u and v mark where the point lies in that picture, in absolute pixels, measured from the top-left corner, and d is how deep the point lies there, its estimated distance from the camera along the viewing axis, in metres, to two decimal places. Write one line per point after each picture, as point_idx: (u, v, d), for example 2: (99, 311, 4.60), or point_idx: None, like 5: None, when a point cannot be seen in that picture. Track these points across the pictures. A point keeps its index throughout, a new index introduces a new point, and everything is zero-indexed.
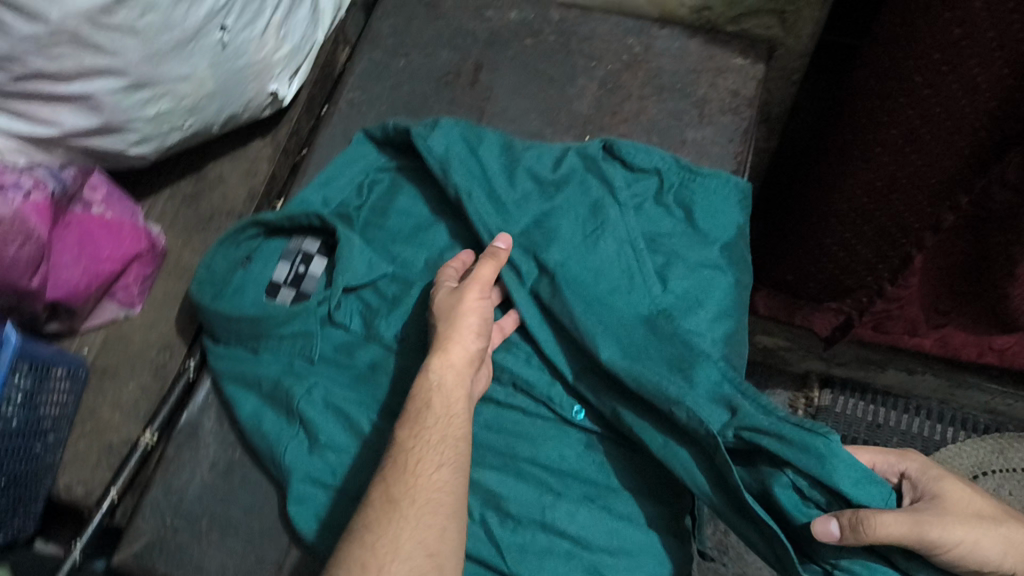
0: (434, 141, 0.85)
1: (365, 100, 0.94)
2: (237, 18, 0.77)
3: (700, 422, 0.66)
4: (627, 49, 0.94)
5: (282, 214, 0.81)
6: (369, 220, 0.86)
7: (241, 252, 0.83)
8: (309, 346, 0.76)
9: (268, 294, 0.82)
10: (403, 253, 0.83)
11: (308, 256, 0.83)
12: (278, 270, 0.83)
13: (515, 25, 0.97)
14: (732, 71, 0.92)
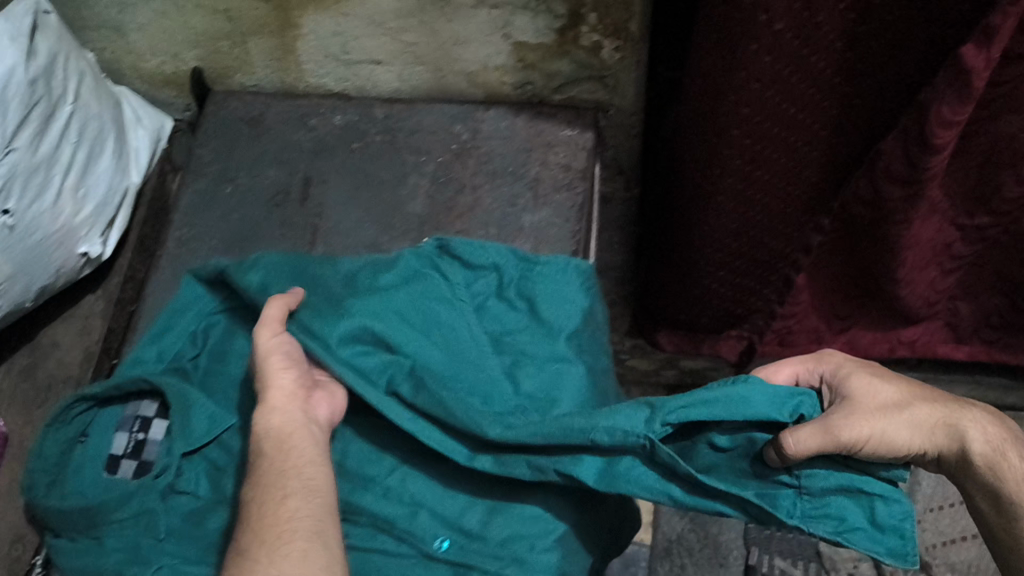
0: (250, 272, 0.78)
1: (194, 236, 0.90)
2: (21, 197, 0.74)
3: (624, 435, 0.63)
4: (455, 138, 0.92)
5: (108, 384, 0.79)
6: (207, 369, 0.83)
7: (75, 430, 0.80)
8: (153, 524, 0.74)
9: (108, 467, 0.79)
10: (245, 399, 0.81)
11: (146, 420, 0.81)
12: (116, 440, 0.80)
13: (340, 130, 0.94)
14: (562, 144, 0.90)
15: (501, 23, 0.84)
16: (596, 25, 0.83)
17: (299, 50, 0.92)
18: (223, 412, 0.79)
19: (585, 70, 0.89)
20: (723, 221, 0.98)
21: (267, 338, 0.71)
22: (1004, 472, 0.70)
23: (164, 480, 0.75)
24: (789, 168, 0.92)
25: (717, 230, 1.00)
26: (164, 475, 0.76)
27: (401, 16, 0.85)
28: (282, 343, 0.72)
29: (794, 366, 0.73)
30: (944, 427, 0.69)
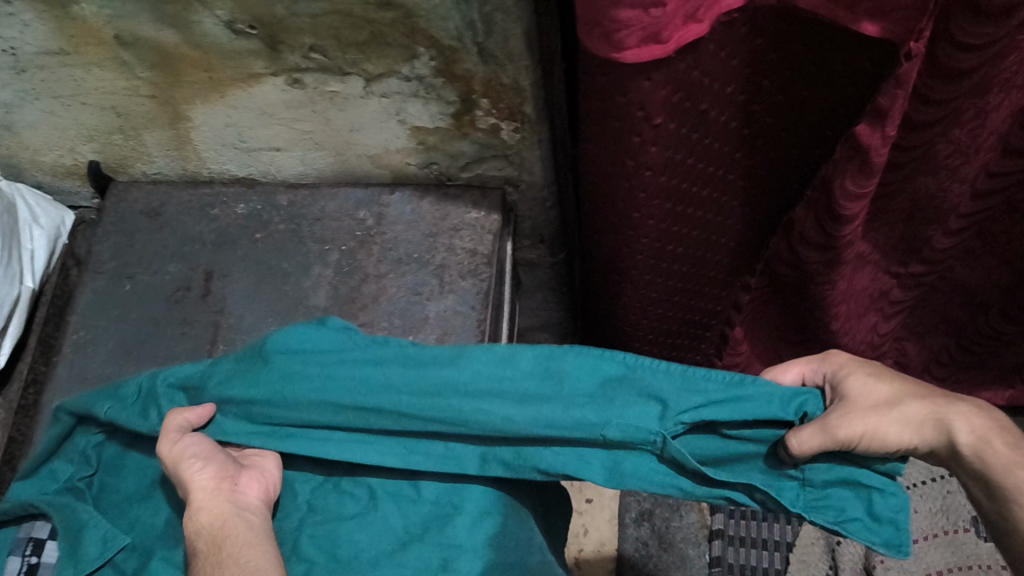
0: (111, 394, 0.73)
1: (90, 339, 0.87)
2: None
3: (639, 435, 0.61)
4: (359, 224, 0.90)
5: None
6: (102, 488, 0.78)
7: None
8: None
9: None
10: (141, 516, 0.75)
11: (38, 542, 0.74)
12: (7, 566, 0.73)
13: (243, 220, 0.92)
14: (467, 227, 0.88)
15: (394, 111, 0.82)
16: (490, 109, 0.80)
17: (194, 141, 0.90)
18: (116, 531, 0.73)
19: (487, 150, 0.87)
20: (646, 291, 0.95)
21: (175, 447, 0.68)
22: (994, 463, 0.61)
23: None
24: (704, 230, 0.88)
25: (639, 299, 0.97)
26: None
27: (291, 107, 0.82)
28: (196, 446, 0.68)
29: (799, 366, 0.67)
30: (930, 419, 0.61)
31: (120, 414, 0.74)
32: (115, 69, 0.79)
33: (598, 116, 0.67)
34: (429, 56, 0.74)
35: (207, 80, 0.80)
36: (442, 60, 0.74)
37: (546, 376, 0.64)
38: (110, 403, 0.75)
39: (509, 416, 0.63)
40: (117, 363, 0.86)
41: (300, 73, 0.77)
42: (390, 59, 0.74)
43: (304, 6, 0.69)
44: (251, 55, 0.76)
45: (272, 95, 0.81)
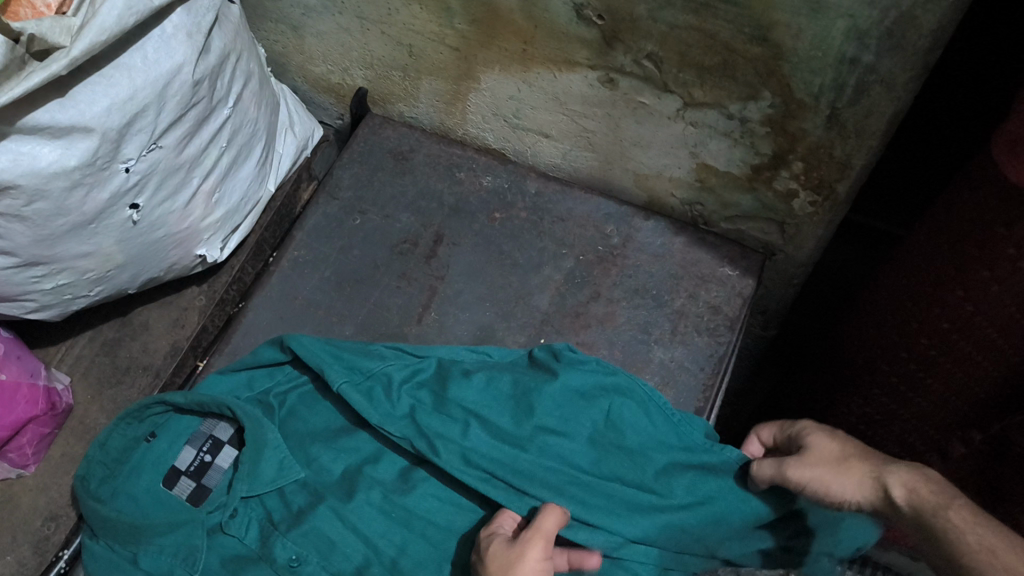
0: (307, 345, 0.75)
1: (310, 261, 0.86)
2: (153, 195, 0.69)
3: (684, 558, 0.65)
4: (604, 239, 0.84)
5: (191, 399, 0.74)
6: (292, 409, 0.76)
7: (145, 427, 0.76)
8: (192, 558, 0.68)
9: (166, 481, 0.74)
10: (320, 455, 0.72)
11: (218, 444, 0.75)
12: (182, 455, 0.75)
13: (487, 194, 0.88)
14: (716, 282, 0.81)
15: (692, 142, 0.75)
16: (798, 174, 0.73)
17: (468, 102, 0.86)
18: (294, 462, 0.71)
19: (766, 211, 0.79)
20: (853, 423, 0.88)
21: (542, 557, 0.56)
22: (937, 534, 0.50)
23: (216, 518, 0.71)
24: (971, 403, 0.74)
25: (841, 425, 0.90)
26: (217, 513, 0.71)
27: (588, 103, 0.77)
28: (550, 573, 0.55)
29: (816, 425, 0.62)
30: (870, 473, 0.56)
31: (354, 396, 0.71)
32: (436, 13, 0.76)
33: (962, 228, 0.62)
34: (769, 103, 0.67)
35: (520, 52, 0.76)
36: (782, 111, 0.67)
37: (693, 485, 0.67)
38: (346, 379, 0.72)
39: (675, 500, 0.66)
40: (329, 293, 0.84)
41: (619, 74, 0.72)
42: (725, 93, 0.68)
43: (668, 14, 0.64)
44: (579, 43, 0.71)
45: (576, 86, 0.76)
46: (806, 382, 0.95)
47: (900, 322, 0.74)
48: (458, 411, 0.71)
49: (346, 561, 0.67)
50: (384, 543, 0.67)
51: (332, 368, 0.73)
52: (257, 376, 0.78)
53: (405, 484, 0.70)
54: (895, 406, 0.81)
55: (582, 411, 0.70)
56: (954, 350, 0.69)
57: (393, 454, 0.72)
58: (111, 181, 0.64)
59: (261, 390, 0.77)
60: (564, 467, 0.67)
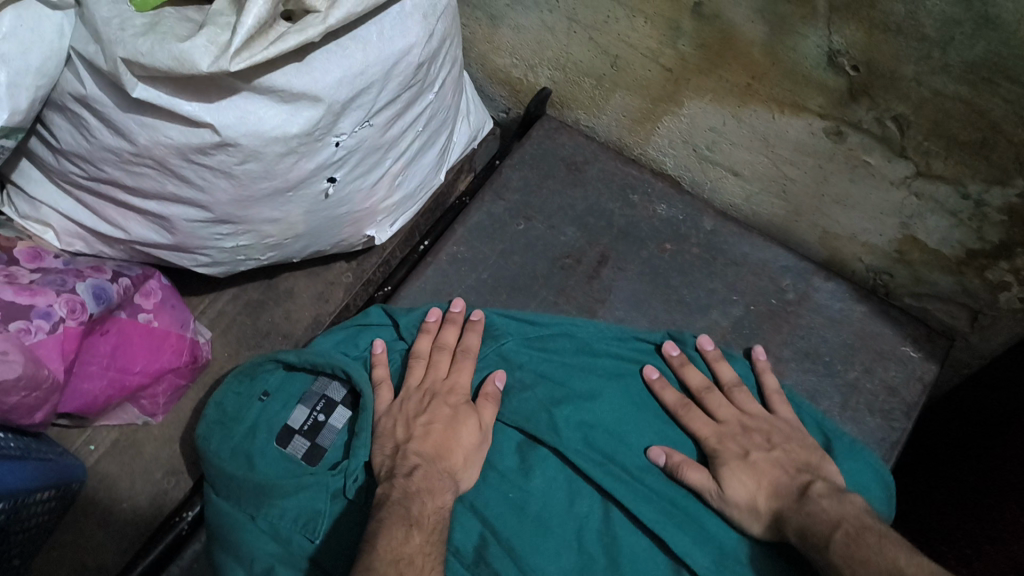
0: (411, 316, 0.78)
1: (468, 259, 0.82)
2: (350, 171, 0.66)
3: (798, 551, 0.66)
4: (778, 292, 0.80)
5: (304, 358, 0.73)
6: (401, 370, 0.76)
7: (259, 388, 0.76)
8: (315, 524, 0.67)
9: (280, 440, 0.73)
10: None
11: (331, 404, 0.74)
12: (295, 414, 0.73)
13: (659, 222, 0.84)
14: (896, 361, 0.76)
15: (908, 212, 0.71)
16: (1020, 269, 0.68)
17: (660, 124, 0.82)
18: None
19: (965, 296, 0.74)
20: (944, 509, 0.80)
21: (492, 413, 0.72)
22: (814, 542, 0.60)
23: (338, 482, 0.69)
24: None
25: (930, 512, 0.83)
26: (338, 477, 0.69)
27: (800, 151, 0.73)
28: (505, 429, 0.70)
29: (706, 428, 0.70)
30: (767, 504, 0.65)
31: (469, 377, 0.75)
32: (660, 30, 0.72)
33: None
34: (1018, 191, 0.62)
35: (742, 85, 0.71)
36: None
37: None
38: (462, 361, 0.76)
39: None
40: (483, 295, 0.81)
41: (850, 129, 0.67)
42: (968, 171, 0.64)
43: (939, 80, 0.59)
44: (817, 90, 0.66)
45: (793, 131, 0.72)
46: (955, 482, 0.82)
47: None
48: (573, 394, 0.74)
49: (466, 539, 0.69)
50: (501, 524, 0.69)
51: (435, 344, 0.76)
52: (365, 333, 0.78)
53: (524, 466, 0.72)
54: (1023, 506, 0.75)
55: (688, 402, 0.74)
56: None
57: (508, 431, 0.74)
58: (320, 153, 0.62)
59: (366, 348, 0.78)
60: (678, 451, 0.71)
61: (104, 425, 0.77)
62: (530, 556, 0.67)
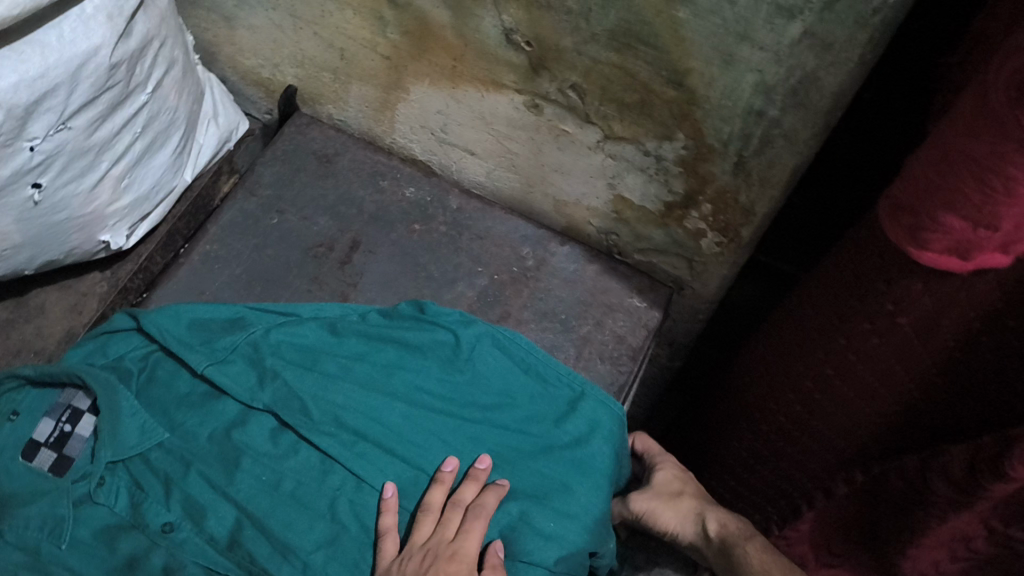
0: (156, 321, 0.77)
1: (221, 256, 0.84)
2: (57, 176, 0.66)
3: (545, 499, 0.72)
4: (519, 260, 0.86)
5: (42, 368, 0.74)
6: (151, 376, 0.77)
7: (6, 409, 0.74)
8: (58, 529, 0.68)
9: (25, 455, 0.72)
10: (186, 421, 0.75)
11: (76, 413, 0.74)
12: (39, 427, 0.73)
13: (407, 205, 0.88)
14: (623, 311, 0.83)
15: (611, 173, 0.78)
16: (707, 216, 0.76)
17: (397, 111, 0.86)
18: (156, 425, 0.74)
19: (677, 246, 0.82)
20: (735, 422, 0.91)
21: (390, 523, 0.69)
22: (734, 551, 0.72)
23: (81, 488, 0.71)
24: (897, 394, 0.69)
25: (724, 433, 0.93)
26: (83, 482, 0.71)
27: (513, 125, 0.79)
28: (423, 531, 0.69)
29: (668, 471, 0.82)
30: (694, 510, 0.78)
31: (218, 375, 0.75)
32: (368, 20, 0.76)
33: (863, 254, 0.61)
34: (682, 144, 0.69)
35: (449, 68, 0.76)
36: (693, 153, 0.70)
37: (536, 423, 0.76)
38: (211, 360, 0.75)
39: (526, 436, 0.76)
40: (237, 290, 0.83)
41: (543, 101, 0.74)
42: (642, 130, 0.70)
43: (592, 49, 0.65)
44: (507, 67, 0.72)
45: (501, 108, 0.77)
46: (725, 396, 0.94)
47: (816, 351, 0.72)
48: (323, 375, 0.76)
49: (219, 524, 0.70)
50: (254, 506, 0.71)
51: (182, 345, 0.76)
52: (114, 340, 0.79)
53: (276, 448, 0.74)
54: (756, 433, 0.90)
55: (431, 370, 0.77)
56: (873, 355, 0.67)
57: (261, 418, 0.75)
58: (13, 160, 0.62)
59: (115, 355, 0.78)
60: (427, 412, 0.75)
61: None
62: (282, 536, 0.69)
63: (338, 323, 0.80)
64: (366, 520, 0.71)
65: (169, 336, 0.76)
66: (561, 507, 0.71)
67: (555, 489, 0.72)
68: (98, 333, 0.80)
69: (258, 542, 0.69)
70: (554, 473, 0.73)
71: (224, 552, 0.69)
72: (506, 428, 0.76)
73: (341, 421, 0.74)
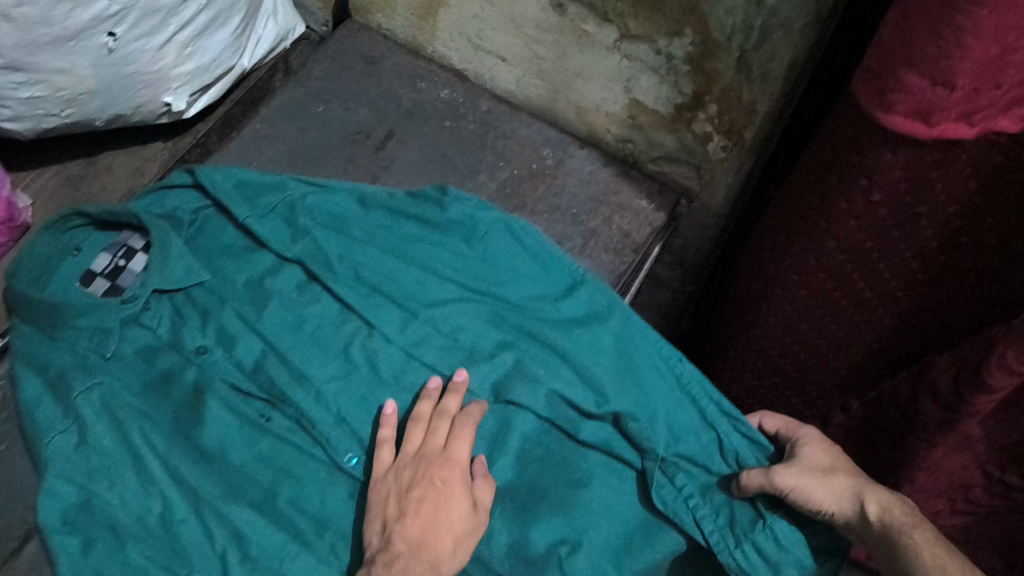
0: (209, 176, 0.85)
1: (269, 135, 0.93)
2: (130, 29, 0.76)
3: (535, 363, 0.79)
4: (539, 159, 0.92)
5: (102, 208, 0.81)
6: (198, 227, 0.86)
7: (71, 242, 0.83)
8: (105, 342, 0.77)
9: (83, 281, 0.83)
10: (226, 267, 0.84)
11: (131, 251, 0.84)
12: (97, 259, 0.83)
13: (441, 104, 0.96)
14: (631, 211, 0.89)
15: (627, 75, 0.83)
16: (713, 117, 0.81)
17: (439, 18, 0.93)
18: (200, 267, 0.82)
19: (685, 153, 0.87)
20: (738, 325, 0.96)
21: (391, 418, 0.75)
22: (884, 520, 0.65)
23: (128, 312, 0.79)
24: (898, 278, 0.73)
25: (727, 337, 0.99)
26: (130, 306, 0.79)
27: (541, 28, 0.85)
28: (415, 431, 0.75)
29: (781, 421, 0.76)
30: (853, 487, 0.67)
31: (256, 225, 0.83)
32: None
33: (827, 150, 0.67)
34: (690, 40, 0.75)
35: None
36: (700, 50, 0.75)
37: (538, 299, 0.82)
38: (250, 212, 0.84)
39: (527, 306, 0.82)
40: (282, 164, 0.91)
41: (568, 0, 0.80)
42: (654, 27, 0.76)
43: None
44: None
45: (531, 9, 0.84)
46: (724, 305, 0.99)
47: (801, 243, 0.77)
48: (348, 239, 0.84)
49: (247, 352, 0.80)
50: (279, 340, 0.80)
51: (228, 198, 0.84)
52: (169, 195, 0.88)
53: (303, 296, 0.82)
54: (754, 349, 0.96)
55: (445, 243, 0.84)
56: (865, 239, 0.71)
57: (291, 270, 0.83)
58: (93, 5, 0.72)
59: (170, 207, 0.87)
60: (437, 279, 0.82)
61: None
62: (301, 366, 0.79)
63: (368, 196, 0.86)
64: (377, 360, 0.80)
65: (217, 190, 0.85)
66: (550, 365, 0.79)
67: (542, 355, 0.80)
68: (157, 188, 0.89)
69: (279, 369, 0.79)
70: (549, 338, 0.80)
71: (249, 375, 0.79)
72: (508, 299, 0.82)
73: (361, 279, 0.82)
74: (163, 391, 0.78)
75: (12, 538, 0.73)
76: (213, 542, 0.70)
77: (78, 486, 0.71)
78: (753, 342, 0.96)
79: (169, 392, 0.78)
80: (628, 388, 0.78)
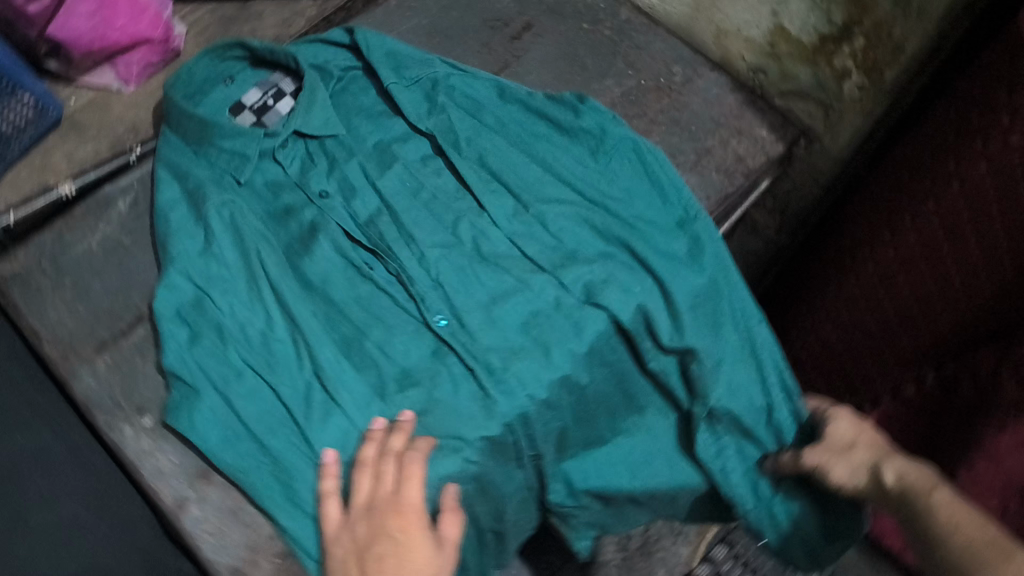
0: (368, 39, 0.88)
1: (413, 8, 0.96)
2: None
3: (622, 269, 0.79)
4: (668, 74, 0.92)
5: (266, 46, 0.85)
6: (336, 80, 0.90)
7: (225, 71, 0.89)
8: (240, 167, 0.83)
9: (232, 111, 0.88)
10: (358, 125, 0.87)
11: (280, 93, 0.88)
12: (249, 93, 0.88)
13: (582, 7, 0.97)
14: (749, 137, 0.88)
15: None
16: (858, 52, 0.80)
17: None
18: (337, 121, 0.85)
19: (820, 91, 0.87)
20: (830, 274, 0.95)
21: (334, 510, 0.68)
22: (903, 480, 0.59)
23: (268, 145, 0.84)
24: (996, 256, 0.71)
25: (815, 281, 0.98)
26: (270, 140, 0.84)
27: None
28: (359, 484, 0.69)
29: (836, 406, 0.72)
30: (873, 459, 0.63)
31: (398, 91, 0.86)
32: None
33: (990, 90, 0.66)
34: None
35: None
36: None
37: (645, 216, 0.82)
38: (395, 79, 0.87)
39: (636, 218, 0.81)
40: (418, 36, 0.95)
41: None
42: None
43: None
44: None
45: None
46: (821, 255, 0.97)
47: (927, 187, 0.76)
48: (480, 125, 0.86)
49: (363, 206, 0.83)
50: (395, 200, 0.83)
51: (380, 62, 0.88)
52: (323, 47, 0.91)
53: (424, 165, 0.85)
54: (844, 302, 0.93)
55: (571, 146, 0.85)
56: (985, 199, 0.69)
57: (419, 141, 0.87)
58: None
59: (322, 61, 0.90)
60: (554, 178, 0.84)
61: (87, 85, 0.94)
62: (410, 226, 0.82)
63: (510, 90, 0.88)
64: (486, 243, 0.81)
65: (369, 52, 0.88)
66: (637, 274, 0.78)
67: (630, 264, 0.79)
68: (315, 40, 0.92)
69: (390, 227, 0.82)
70: (637, 247, 0.79)
71: (362, 226, 0.82)
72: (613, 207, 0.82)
73: (482, 159, 0.84)
74: (283, 222, 0.83)
75: (122, 320, 0.79)
76: (301, 372, 0.75)
77: (192, 284, 0.77)
78: (839, 297, 0.94)
79: (287, 224, 0.82)
80: (703, 325, 0.76)
